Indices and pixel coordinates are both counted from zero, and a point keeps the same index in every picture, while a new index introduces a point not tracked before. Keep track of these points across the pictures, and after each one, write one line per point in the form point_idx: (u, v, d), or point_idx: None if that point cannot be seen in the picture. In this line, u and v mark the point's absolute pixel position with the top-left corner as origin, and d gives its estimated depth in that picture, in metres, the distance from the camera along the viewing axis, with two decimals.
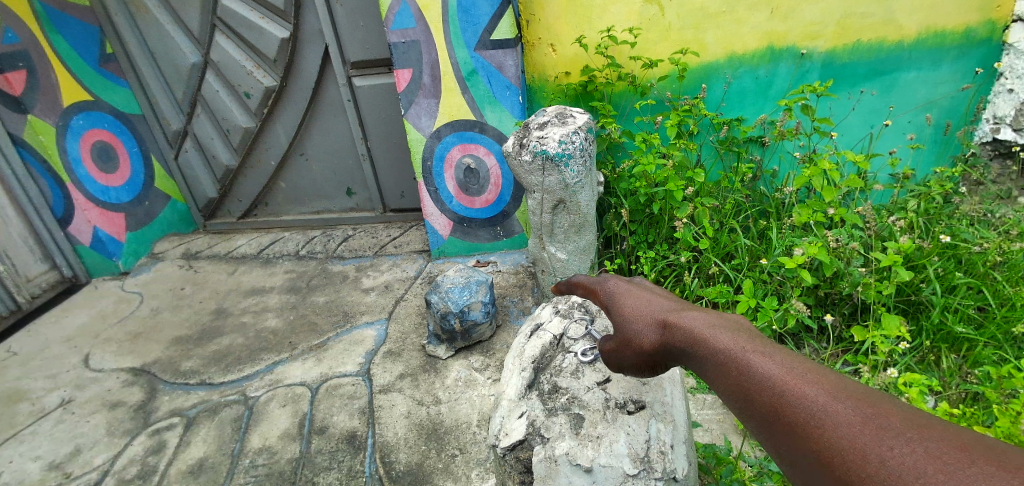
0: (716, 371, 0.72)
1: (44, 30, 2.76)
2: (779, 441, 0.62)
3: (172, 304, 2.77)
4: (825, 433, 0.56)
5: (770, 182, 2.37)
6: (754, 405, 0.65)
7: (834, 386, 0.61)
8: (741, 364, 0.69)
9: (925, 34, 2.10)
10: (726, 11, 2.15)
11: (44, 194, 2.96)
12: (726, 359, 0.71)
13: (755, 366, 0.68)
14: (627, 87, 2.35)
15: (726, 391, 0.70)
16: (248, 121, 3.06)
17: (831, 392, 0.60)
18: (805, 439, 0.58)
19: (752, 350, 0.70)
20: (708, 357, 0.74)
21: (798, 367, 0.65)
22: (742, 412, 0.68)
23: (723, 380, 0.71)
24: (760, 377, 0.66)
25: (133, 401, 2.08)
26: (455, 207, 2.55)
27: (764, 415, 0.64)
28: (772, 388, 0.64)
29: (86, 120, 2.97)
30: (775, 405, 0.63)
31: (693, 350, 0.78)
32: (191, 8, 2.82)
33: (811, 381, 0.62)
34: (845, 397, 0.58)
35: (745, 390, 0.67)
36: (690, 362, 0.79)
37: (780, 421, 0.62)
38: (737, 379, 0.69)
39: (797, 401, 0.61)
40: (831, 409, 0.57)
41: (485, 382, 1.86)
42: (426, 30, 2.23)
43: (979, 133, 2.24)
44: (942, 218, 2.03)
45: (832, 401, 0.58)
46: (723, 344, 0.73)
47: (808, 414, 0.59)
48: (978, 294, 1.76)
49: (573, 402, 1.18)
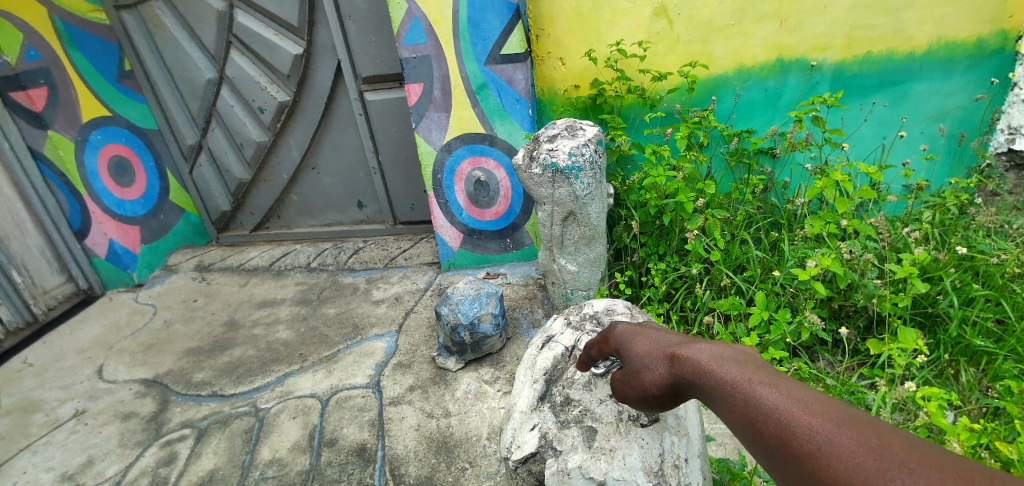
0: (724, 403, 0.73)
1: (65, 48, 2.86)
2: (788, 473, 0.63)
3: (184, 315, 2.79)
4: (831, 465, 0.58)
5: (782, 194, 2.36)
6: (762, 436, 0.66)
7: (837, 413, 0.62)
8: (747, 395, 0.70)
9: (936, 45, 2.09)
10: (734, 24, 2.17)
11: (61, 207, 3.03)
12: (732, 390, 0.72)
13: (760, 397, 0.69)
14: (636, 100, 2.36)
15: (734, 423, 0.71)
16: (261, 135, 3.11)
17: (836, 422, 0.61)
18: (813, 472, 0.59)
19: (757, 380, 0.71)
20: (715, 388, 0.74)
21: (804, 396, 0.66)
22: (751, 443, 0.68)
23: (731, 412, 0.71)
24: (766, 408, 0.67)
25: (145, 412, 2.10)
26: (464, 218, 2.57)
27: (772, 446, 0.65)
28: (777, 419, 0.65)
29: (104, 134, 3.04)
30: (781, 436, 0.64)
31: (700, 382, 0.78)
32: (207, 25, 2.88)
33: (816, 411, 0.63)
34: (848, 426, 0.60)
35: (752, 421, 0.68)
36: (699, 394, 0.79)
37: (787, 452, 0.63)
38: (744, 410, 0.69)
39: (803, 433, 0.62)
40: (836, 440, 0.59)
41: (496, 395, 1.85)
42: (437, 45, 2.26)
43: (994, 144, 2.21)
44: (958, 230, 2.01)
45: (838, 432, 0.59)
46: (729, 376, 0.73)
47: (814, 446, 0.60)
48: (997, 307, 1.72)
49: (586, 414, 1.16)
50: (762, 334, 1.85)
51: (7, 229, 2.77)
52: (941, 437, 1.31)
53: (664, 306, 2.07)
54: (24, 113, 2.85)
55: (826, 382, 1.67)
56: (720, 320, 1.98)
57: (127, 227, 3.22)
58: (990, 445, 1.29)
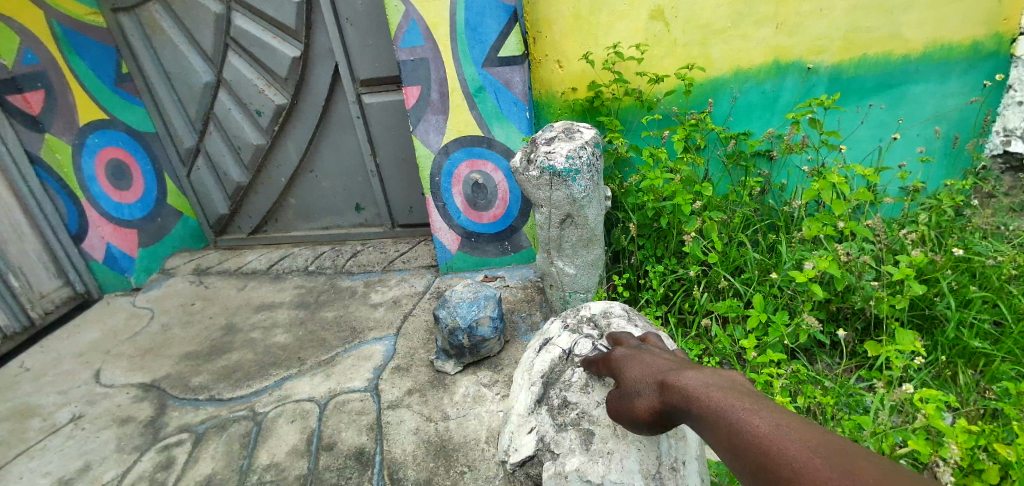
0: (709, 428, 0.75)
1: (63, 52, 2.86)
2: None
3: (182, 319, 2.79)
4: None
5: (779, 196, 2.38)
6: (745, 462, 0.68)
7: (817, 440, 0.63)
8: (730, 421, 0.72)
9: (932, 47, 2.11)
10: (731, 26, 2.18)
11: (59, 211, 3.01)
12: (717, 416, 0.74)
13: (743, 423, 0.70)
14: (634, 103, 2.37)
15: (720, 449, 0.73)
16: (259, 138, 3.11)
17: (812, 446, 0.62)
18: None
19: (741, 406, 0.73)
20: (702, 415, 0.76)
21: (785, 423, 0.67)
22: (737, 469, 0.70)
23: (716, 437, 0.73)
24: (748, 433, 0.69)
25: (143, 416, 2.09)
26: (463, 221, 2.57)
27: (753, 470, 0.67)
28: (758, 444, 0.67)
29: (102, 138, 3.04)
30: (762, 461, 0.66)
31: (687, 409, 0.80)
32: (205, 29, 2.88)
33: (795, 437, 0.65)
34: (823, 451, 0.61)
35: (736, 446, 0.70)
36: (687, 420, 0.81)
37: (767, 476, 0.64)
38: (727, 436, 0.71)
39: (781, 458, 0.63)
40: (810, 463, 0.60)
41: (494, 398, 1.85)
42: (435, 48, 2.27)
43: (990, 146, 2.22)
44: (954, 231, 2.01)
45: (813, 456, 0.61)
46: (715, 402, 0.75)
47: (790, 470, 0.62)
48: (994, 308, 1.73)
49: (583, 417, 1.15)
50: (761, 336, 1.85)
51: (4, 233, 2.76)
52: (939, 440, 1.31)
53: (662, 308, 2.07)
54: (21, 117, 2.82)
55: (824, 384, 1.66)
56: (718, 322, 1.98)
57: (125, 231, 3.21)
58: (988, 447, 1.29)
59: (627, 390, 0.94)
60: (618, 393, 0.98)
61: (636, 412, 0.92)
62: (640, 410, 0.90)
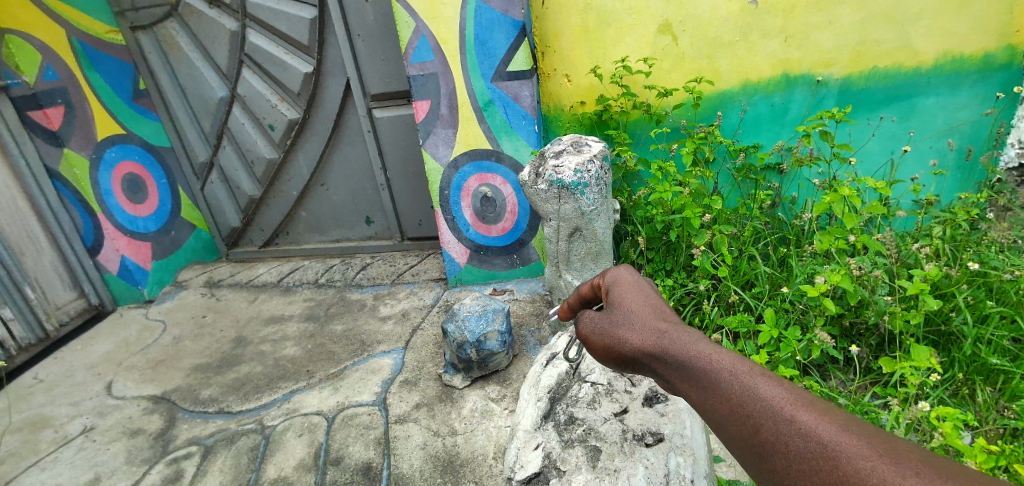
0: (717, 392, 0.75)
1: (81, 68, 2.94)
2: (785, 464, 0.65)
3: (193, 332, 2.81)
4: (836, 464, 0.60)
5: (789, 209, 2.37)
6: (754, 432, 0.69)
7: (837, 417, 0.65)
8: (747, 389, 0.72)
9: (943, 59, 2.10)
10: (739, 40, 2.19)
11: (75, 223, 3.07)
12: (727, 381, 0.74)
13: (764, 392, 0.70)
14: (642, 116, 2.38)
15: (721, 413, 0.74)
16: (271, 152, 3.16)
17: (838, 424, 0.63)
18: (808, 473, 0.62)
19: (756, 374, 0.73)
20: (713, 377, 0.76)
21: (803, 399, 0.68)
22: (745, 437, 0.70)
23: (721, 402, 0.74)
24: (764, 403, 0.69)
25: (153, 429, 2.10)
26: (472, 234, 2.58)
27: (767, 438, 0.67)
28: (775, 416, 0.68)
29: (119, 152, 3.11)
30: (780, 431, 0.66)
31: (688, 363, 0.80)
32: (220, 45, 2.95)
33: (818, 412, 0.66)
34: (851, 429, 0.62)
35: (752, 416, 0.70)
36: (687, 376, 0.80)
37: (788, 447, 0.65)
38: (738, 402, 0.72)
39: (807, 431, 0.64)
40: (841, 440, 0.61)
41: (502, 413, 1.83)
42: (444, 63, 2.29)
43: (1005, 159, 2.19)
44: (970, 245, 1.98)
45: (842, 433, 0.62)
46: (728, 368, 0.75)
47: (816, 443, 0.62)
48: (1013, 324, 1.70)
49: (590, 433, 1.15)
50: (772, 352, 1.82)
51: (21, 246, 2.81)
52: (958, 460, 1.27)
53: None
54: (40, 132, 2.89)
55: (838, 401, 1.63)
56: (729, 338, 1.95)
57: (139, 244, 3.26)
58: (1007, 467, 1.26)
59: (613, 320, 0.94)
60: (599, 320, 0.97)
61: (614, 344, 0.92)
62: (618, 340, 0.91)
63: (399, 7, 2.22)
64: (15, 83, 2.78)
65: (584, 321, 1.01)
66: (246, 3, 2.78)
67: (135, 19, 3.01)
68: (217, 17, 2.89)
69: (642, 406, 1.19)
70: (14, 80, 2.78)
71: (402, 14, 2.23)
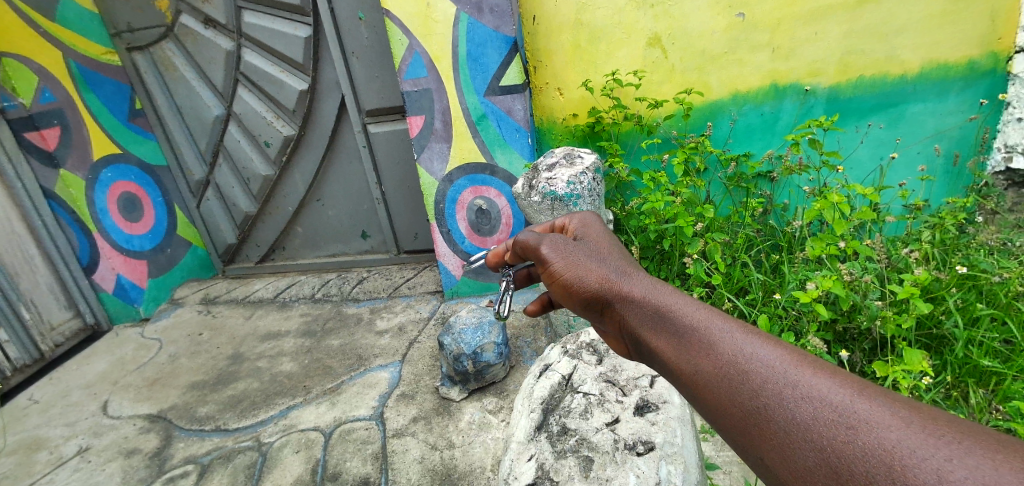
0: (714, 355, 0.74)
1: (78, 90, 2.97)
2: (785, 429, 0.64)
3: (189, 349, 2.80)
4: (851, 430, 0.59)
5: (781, 216, 2.39)
6: (755, 396, 0.68)
7: (848, 381, 0.64)
8: (749, 355, 0.72)
9: (928, 67, 2.14)
10: (728, 52, 2.23)
11: (71, 244, 3.06)
12: (722, 343, 0.75)
13: (769, 359, 0.70)
14: (633, 127, 2.41)
15: (713, 376, 0.73)
16: (267, 170, 3.18)
17: (847, 387, 0.64)
18: (817, 438, 0.61)
19: (759, 341, 0.73)
20: (710, 341, 0.76)
21: (807, 361, 0.68)
22: (741, 401, 0.69)
23: (713, 364, 0.74)
24: (766, 368, 0.69)
25: (149, 448, 2.09)
26: (467, 247, 2.60)
27: (770, 403, 0.66)
28: (778, 382, 0.67)
29: (114, 172, 3.12)
30: (784, 398, 0.66)
31: (674, 320, 0.81)
32: (216, 65, 2.98)
33: (827, 379, 0.65)
34: (863, 393, 0.62)
35: (755, 382, 0.69)
36: (680, 339, 0.79)
37: (793, 413, 0.64)
38: (735, 365, 0.72)
39: (819, 398, 0.64)
40: (855, 407, 0.61)
41: (499, 425, 1.83)
42: (437, 79, 2.33)
43: (992, 163, 2.22)
44: (959, 248, 2.00)
45: (853, 401, 0.62)
46: (722, 329, 0.76)
47: (828, 411, 0.62)
48: (1003, 327, 1.72)
49: (583, 444, 1.15)
50: None
51: (16, 266, 2.81)
52: None
53: None
54: (36, 152, 2.90)
55: None
56: None
57: (134, 262, 3.26)
58: None
59: (592, 257, 0.99)
60: (575, 250, 1.01)
61: (585, 281, 0.96)
62: (592, 275, 0.96)
63: (393, 25, 2.26)
64: (12, 106, 2.81)
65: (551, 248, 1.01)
66: (242, 23, 2.82)
67: (131, 40, 3.04)
68: (213, 38, 2.92)
69: (634, 415, 1.19)
70: (9, 103, 2.80)
71: (396, 32, 2.27)
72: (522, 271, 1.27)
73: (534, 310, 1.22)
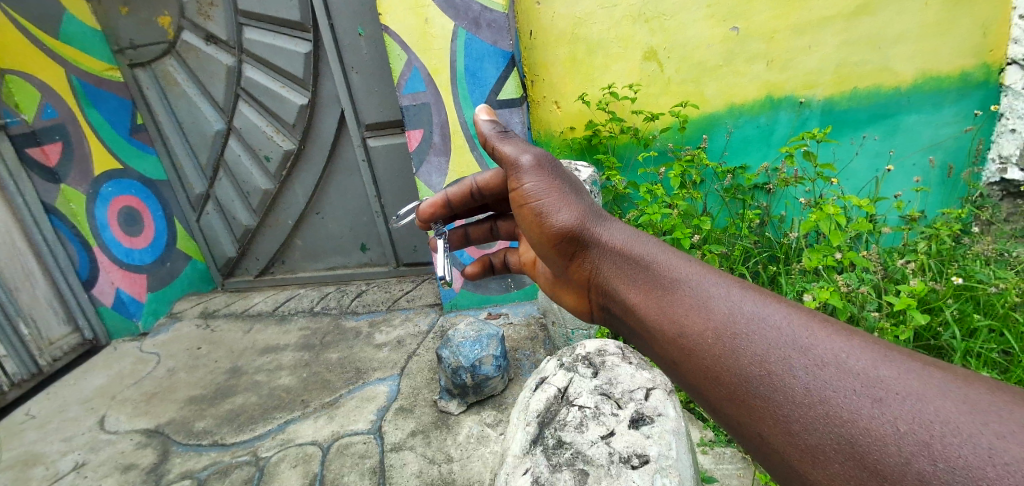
0: (710, 315, 0.71)
1: (80, 105, 3.00)
2: (789, 399, 0.60)
3: (188, 363, 2.79)
4: (877, 403, 0.55)
5: (778, 227, 2.40)
6: (758, 361, 0.64)
7: (873, 347, 0.60)
8: (751, 315, 0.68)
9: (922, 79, 2.18)
10: (724, 65, 2.27)
11: (72, 259, 3.07)
12: (718, 302, 0.71)
13: (773, 319, 0.66)
14: (630, 140, 2.44)
15: (706, 338, 0.70)
16: (267, 183, 3.20)
17: (869, 353, 0.59)
18: (829, 408, 0.57)
19: (765, 303, 0.69)
20: (707, 299, 0.72)
21: (819, 323, 0.64)
22: (738, 365, 0.66)
23: (707, 325, 0.70)
24: (771, 330, 0.65)
25: (145, 463, 2.07)
26: (465, 259, 2.59)
27: (772, 369, 0.63)
28: (784, 348, 0.64)
29: (115, 187, 3.14)
30: (792, 365, 0.62)
31: (666, 278, 0.79)
32: (217, 80, 3.02)
33: (845, 343, 0.61)
34: (888, 358, 0.58)
35: (754, 344, 0.65)
36: (673, 298, 0.76)
37: (800, 378, 0.60)
38: (733, 325, 0.68)
39: (834, 364, 0.59)
40: (877, 375, 0.57)
41: (497, 438, 1.82)
42: (436, 93, 2.36)
43: (986, 174, 2.25)
44: (955, 260, 2.01)
45: (874, 367, 0.57)
46: (724, 289, 0.72)
47: (846, 380, 0.58)
48: (1001, 338, 1.72)
49: (578, 457, 1.14)
50: None
51: (16, 280, 2.81)
52: None
53: None
54: (38, 168, 2.92)
55: None
56: None
57: (134, 276, 3.25)
58: None
59: (573, 194, 0.98)
60: (555, 179, 0.99)
61: (562, 219, 0.95)
62: (574, 217, 0.94)
63: (392, 41, 2.28)
64: (14, 121, 2.83)
65: (532, 175, 0.99)
66: (243, 39, 2.86)
67: (133, 56, 3.08)
68: (215, 53, 2.96)
69: (629, 428, 1.19)
70: (12, 119, 2.82)
71: (395, 47, 2.29)
72: (457, 231, 1.34)
73: (471, 272, 1.28)
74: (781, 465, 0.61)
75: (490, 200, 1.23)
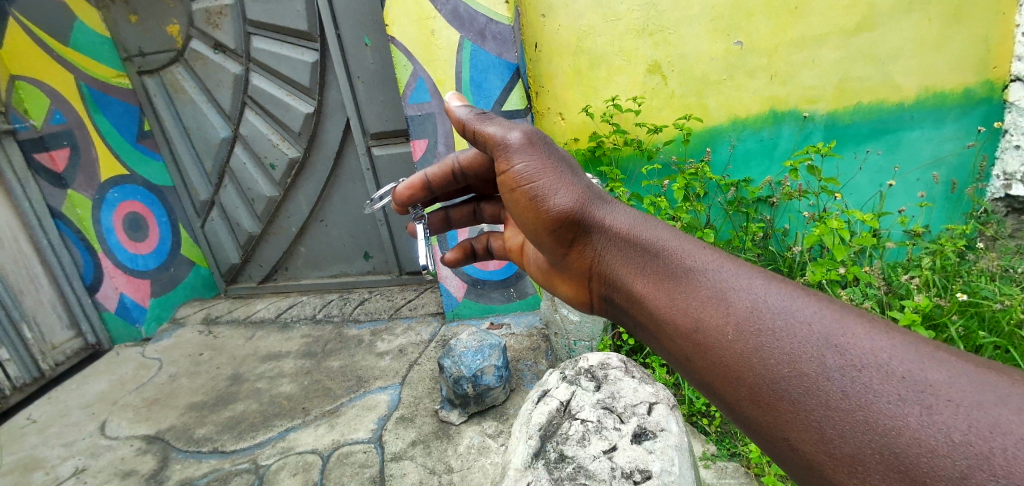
0: (729, 310, 0.71)
1: (89, 111, 3.04)
2: (820, 402, 0.59)
3: (189, 370, 2.80)
4: (926, 409, 0.53)
5: (782, 241, 2.41)
6: (785, 361, 0.64)
7: (917, 346, 0.58)
8: (777, 311, 0.67)
9: (924, 94, 2.19)
10: (726, 78, 2.29)
11: (76, 263, 3.08)
12: (739, 295, 0.71)
13: (798, 315, 0.66)
14: (634, 152, 2.45)
15: (726, 333, 0.70)
16: (271, 190, 3.23)
17: (914, 352, 0.58)
18: (862, 415, 0.56)
19: (791, 298, 0.68)
20: (726, 293, 0.72)
21: (856, 319, 0.63)
22: (761, 363, 0.66)
23: (726, 319, 0.70)
24: (799, 326, 0.65)
25: (145, 470, 2.06)
26: (468, 268, 2.54)
27: (799, 371, 0.62)
28: (817, 346, 0.62)
29: (120, 192, 3.17)
30: (826, 366, 0.61)
31: (677, 270, 0.79)
32: (224, 88, 3.06)
33: (884, 341, 0.60)
34: (933, 359, 0.57)
35: (778, 341, 0.65)
36: (687, 291, 0.76)
37: (828, 379, 0.60)
38: (755, 320, 0.68)
39: (872, 365, 0.58)
40: (919, 377, 0.56)
41: (498, 449, 1.81)
42: (441, 104, 2.38)
43: (990, 190, 2.25)
44: (961, 275, 1.98)
45: (920, 370, 0.56)
46: (748, 284, 0.72)
47: (883, 383, 0.56)
48: (1006, 355, 1.72)
49: (579, 471, 1.14)
50: None
51: (21, 284, 2.84)
52: None
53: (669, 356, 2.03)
54: (46, 174, 2.94)
55: None
56: None
57: (138, 281, 3.27)
58: None
59: (570, 174, 0.96)
60: (548, 160, 0.97)
61: (560, 202, 0.93)
62: (574, 201, 0.93)
63: (398, 51, 2.32)
64: (23, 127, 2.85)
65: (523, 157, 0.97)
66: (250, 48, 2.89)
67: (142, 64, 3.14)
68: (222, 62, 3.00)
69: (631, 443, 1.19)
70: (21, 124, 2.84)
71: (400, 57, 2.34)
72: (438, 214, 1.34)
73: (451, 257, 1.29)
74: (811, 473, 0.61)
75: (473, 181, 1.24)
